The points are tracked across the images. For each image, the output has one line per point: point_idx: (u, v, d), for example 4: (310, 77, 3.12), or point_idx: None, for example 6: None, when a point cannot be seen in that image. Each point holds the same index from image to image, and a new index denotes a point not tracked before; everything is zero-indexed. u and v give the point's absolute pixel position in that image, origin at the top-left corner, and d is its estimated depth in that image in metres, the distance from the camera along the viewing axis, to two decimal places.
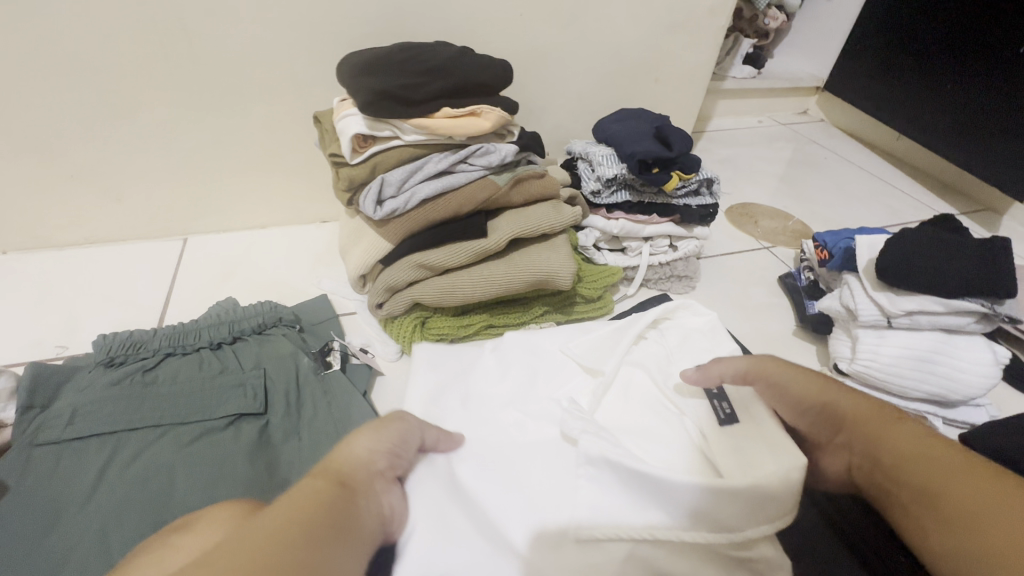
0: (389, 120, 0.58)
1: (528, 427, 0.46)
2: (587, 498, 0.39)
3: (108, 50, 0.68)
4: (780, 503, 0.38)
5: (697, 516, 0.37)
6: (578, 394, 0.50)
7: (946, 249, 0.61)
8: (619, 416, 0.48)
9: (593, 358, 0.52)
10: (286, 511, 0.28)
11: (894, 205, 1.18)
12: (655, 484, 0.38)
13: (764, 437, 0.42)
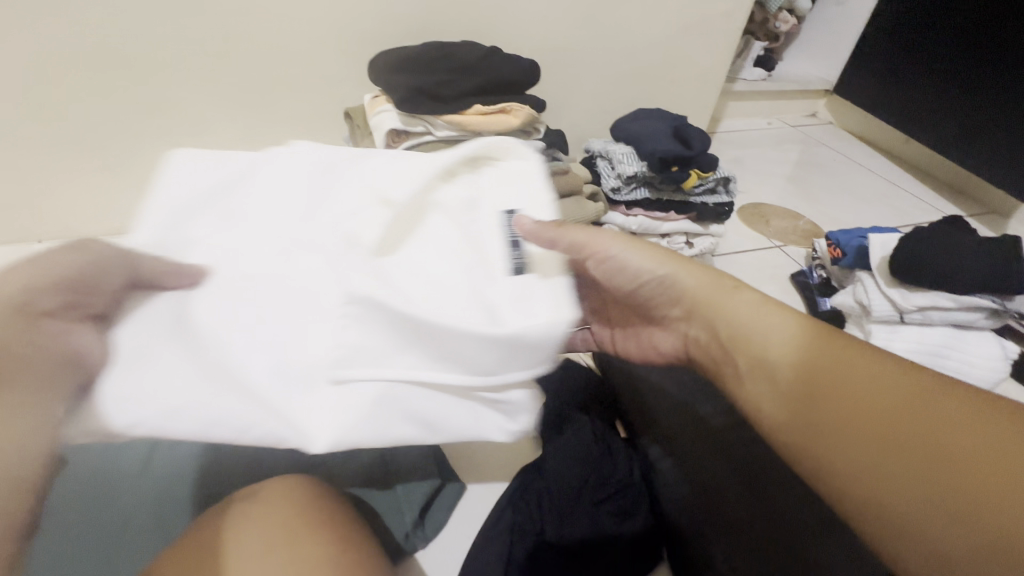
0: (423, 116, 0.60)
1: (291, 265, 0.34)
2: (351, 342, 0.32)
3: (148, 45, 0.70)
4: (543, 354, 0.32)
5: (459, 360, 0.32)
6: (355, 229, 0.35)
7: (958, 247, 0.63)
8: (412, 261, 0.35)
9: (393, 181, 0.37)
10: None
11: (903, 207, 1.20)
12: (423, 329, 0.31)
13: (544, 287, 0.33)
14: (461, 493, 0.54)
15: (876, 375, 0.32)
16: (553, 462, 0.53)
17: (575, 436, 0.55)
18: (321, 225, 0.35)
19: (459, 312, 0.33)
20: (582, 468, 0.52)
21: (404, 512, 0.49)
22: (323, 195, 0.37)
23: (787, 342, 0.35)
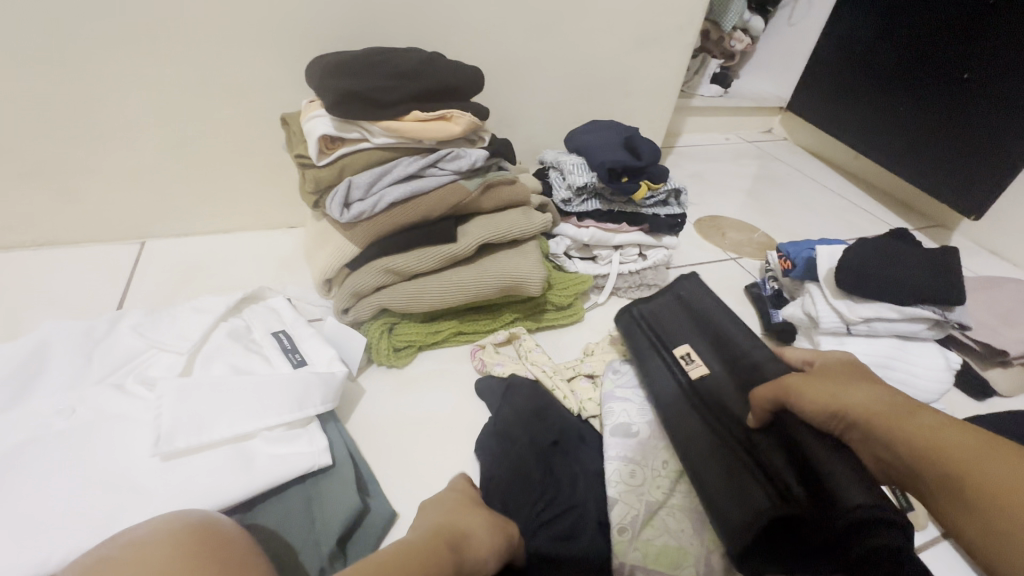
0: (358, 122, 0.57)
1: (134, 388, 0.50)
2: (162, 428, 0.45)
3: (66, 46, 0.65)
4: (302, 419, 0.51)
5: (247, 437, 0.48)
6: (169, 365, 0.53)
7: (902, 258, 0.63)
8: (190, 394, 0.48)
9: (161, 333, 0.56)
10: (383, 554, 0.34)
11: (854, 220, 1.22)
12: (213, 435, 0.47)
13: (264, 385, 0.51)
14: (391, 520, 0.49)
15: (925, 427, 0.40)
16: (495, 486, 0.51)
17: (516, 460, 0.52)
18: (137, 366, 0.53)
19: (238, 420, 0.48)
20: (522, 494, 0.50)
21: (320, 543, 0.45)
22: (161, 321, 0.57)
23: (860, 398, 0.44)
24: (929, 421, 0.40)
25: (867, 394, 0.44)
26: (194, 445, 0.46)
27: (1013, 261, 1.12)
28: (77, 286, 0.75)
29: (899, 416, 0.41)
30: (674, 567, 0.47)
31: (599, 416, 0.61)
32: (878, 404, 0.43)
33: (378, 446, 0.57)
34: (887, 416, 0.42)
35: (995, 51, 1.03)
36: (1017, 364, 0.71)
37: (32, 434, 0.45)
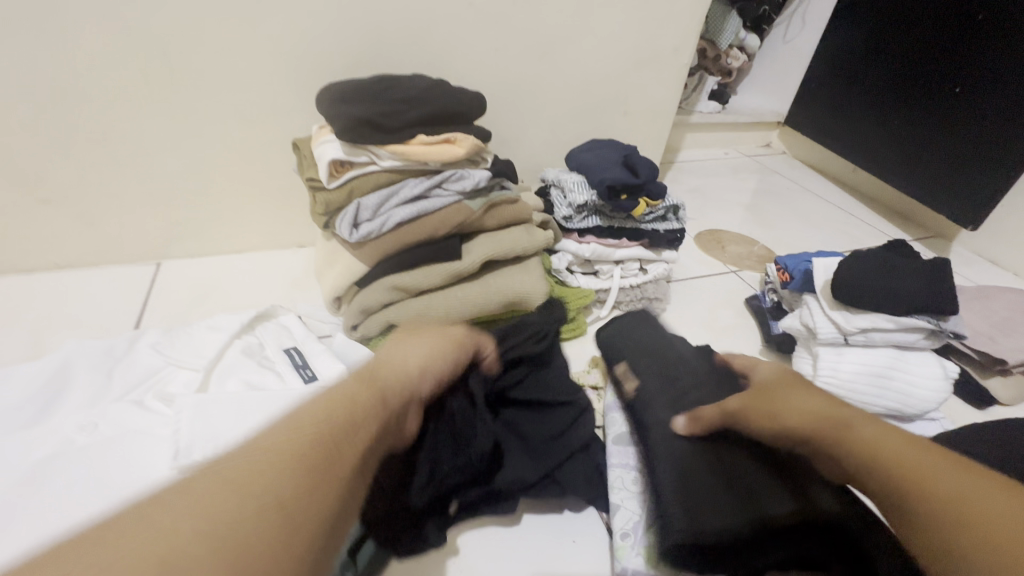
0: (367, 146, 0.60)
1: (152, 403, 0.52)
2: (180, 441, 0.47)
3: (90, 78, 0.69)
4: None
5: None
6: (186, 381, 0.55)
7: (896, 270, 0.65)
8: (206, 409, 0.50)
9: (179, 350, 0.58)
10: (305, 433, 0.33)
11: (853, 232, 1.24)
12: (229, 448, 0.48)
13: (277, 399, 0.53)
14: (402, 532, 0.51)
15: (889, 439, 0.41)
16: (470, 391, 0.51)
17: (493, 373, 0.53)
18: (156, 383, 0.55)
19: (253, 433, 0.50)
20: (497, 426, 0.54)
21: None
22: (178, 339, 0.60)
23: (812, 411, 0.45)
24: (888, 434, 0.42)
25: (810, 403, 0.46)
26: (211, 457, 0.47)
27: (1014, 270, 1.13)
28: (94, 306, 0.78)
29: (840, 429, 0.43)
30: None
31: (604, 426, 0.63)
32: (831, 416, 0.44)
33: None
34: (835, 437, 0.43)
35: (983, 66, 1.06)
36: (1016, 372, 0.72)
37: (56, 448, 0.47)
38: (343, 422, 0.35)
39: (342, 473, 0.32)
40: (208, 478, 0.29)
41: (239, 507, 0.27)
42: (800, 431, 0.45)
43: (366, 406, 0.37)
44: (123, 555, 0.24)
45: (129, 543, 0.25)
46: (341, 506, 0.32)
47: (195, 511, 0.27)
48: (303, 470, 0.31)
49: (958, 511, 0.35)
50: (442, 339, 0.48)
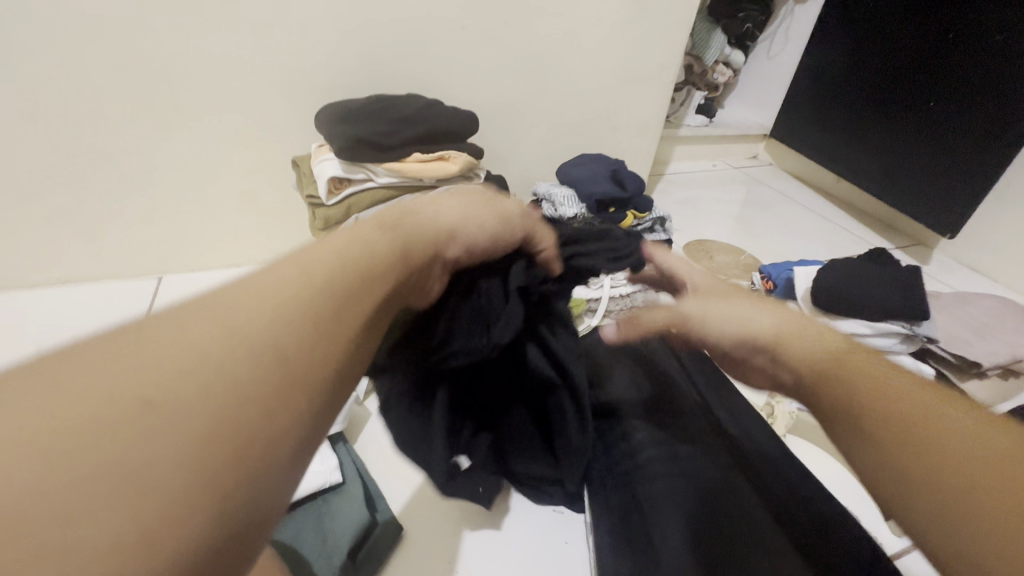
0: (364, 164, 0.63)
1: None
2: None
3: (97, 99, 0.72)
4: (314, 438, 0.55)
5: None
6: None
7: (870, 278, 0.68)
8: None
9: None
10: (316, 278, 0.26)
11: (837, 241, 1.27)
12: None
13: None
14: (400, 536, 0.52)
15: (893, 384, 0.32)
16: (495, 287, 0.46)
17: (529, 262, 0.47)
18: None
19: None
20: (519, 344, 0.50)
21: (331, 553, 0.48)
22: None
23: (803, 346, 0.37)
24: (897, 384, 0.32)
25: (808, 348, 0.36)
26: None
27: (992, 276, 1.16)
28: (97, 320, 0.79)
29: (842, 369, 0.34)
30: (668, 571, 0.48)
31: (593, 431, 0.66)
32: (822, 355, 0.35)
33: (384, 464, 0.61)
34: (800, 341, 0.37)
35: (954, 82, 1.11)
36: (991, 375, 0.76)
37: None
38: (360, 276, 0.28)
39: (350, 330, 0.26)
40: (192, 314, 0.22)
41: (220, 356, 0.21)
42: (745, 335, 0.40)
43: (385, 254, 0.31)
44: (71, 390, 0.18)
45: (87, 380, 0.19)
46: (351, 367, 0.26)
47: (172, 343, 0.21)
48: (305, 320, 0.24)
49: (985, 470, 0.25)
50: (488, 206, 0.41)
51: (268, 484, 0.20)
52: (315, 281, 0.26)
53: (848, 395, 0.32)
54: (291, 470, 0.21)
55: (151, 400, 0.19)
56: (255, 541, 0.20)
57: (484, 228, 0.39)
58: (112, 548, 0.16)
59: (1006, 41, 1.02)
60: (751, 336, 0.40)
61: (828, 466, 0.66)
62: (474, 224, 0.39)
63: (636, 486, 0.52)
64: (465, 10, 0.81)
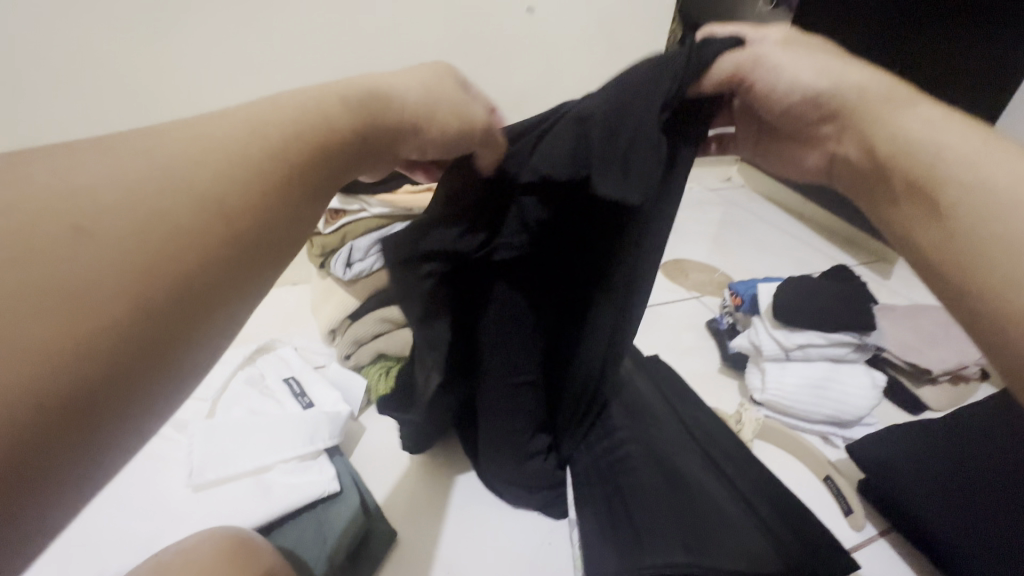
0: (359, 197, 0.70)
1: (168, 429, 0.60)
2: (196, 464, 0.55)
3: None
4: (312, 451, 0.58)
5: (262, 467, 0.56)
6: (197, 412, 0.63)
7: (823, 293, 0.75)
8: (217, 437, 0.57)
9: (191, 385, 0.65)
10: (273, 133, 0.30)
11: (806, 257, 1.34)
12: (236, 468, 0.55)
13: (277, 424, 0.59)
14: (393, 540, 0.57)
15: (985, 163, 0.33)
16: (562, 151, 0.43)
17: (606, 131, 0.41)
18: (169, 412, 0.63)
19: (256, 454, 0.56)
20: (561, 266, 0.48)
21: (332, 555, 0.51)
22: None
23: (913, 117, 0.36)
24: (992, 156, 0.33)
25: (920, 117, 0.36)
26: (221, 477, 0.54)
27: None
28: None
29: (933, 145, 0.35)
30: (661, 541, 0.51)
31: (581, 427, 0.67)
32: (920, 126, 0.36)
33: (381, 475, 0.65)
34: (880, 105, 0.38)
35: None
36: (943, 380, 0.82)
37: None
38: (304, 141, 0.31)
39: (278, 184, 0.29)
40: (125, 147, 0.27)
41: (159, 185, 0.25)
42: (811, 95, 0.40)
43: (340, 122, 0.34)
44: (25, 191, 0.23)
45: (54, 189, 0.24)
46: (280, 216, 0.30)
47: (110, 175, 0.25)
48: (240, 167, 0.28)
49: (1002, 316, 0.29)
50: (450, 100, 0.40)
51: (205, 290, 0.26)
52: (254, 133, 0.30)
53: (902, 142, 0.36)
54: (223, 285, 0.27)
55: (86, 224, 0.23)
56: (193, 336, 0.26)
57: (447, 127, 0.40)
58: (70, 318, 0.22)
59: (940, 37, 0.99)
60: (819, 93, 0.40)
61: (795, 469, 0.71)
62: (430, 114, 0.39)
63: (620, 476, 0.58)
64: None
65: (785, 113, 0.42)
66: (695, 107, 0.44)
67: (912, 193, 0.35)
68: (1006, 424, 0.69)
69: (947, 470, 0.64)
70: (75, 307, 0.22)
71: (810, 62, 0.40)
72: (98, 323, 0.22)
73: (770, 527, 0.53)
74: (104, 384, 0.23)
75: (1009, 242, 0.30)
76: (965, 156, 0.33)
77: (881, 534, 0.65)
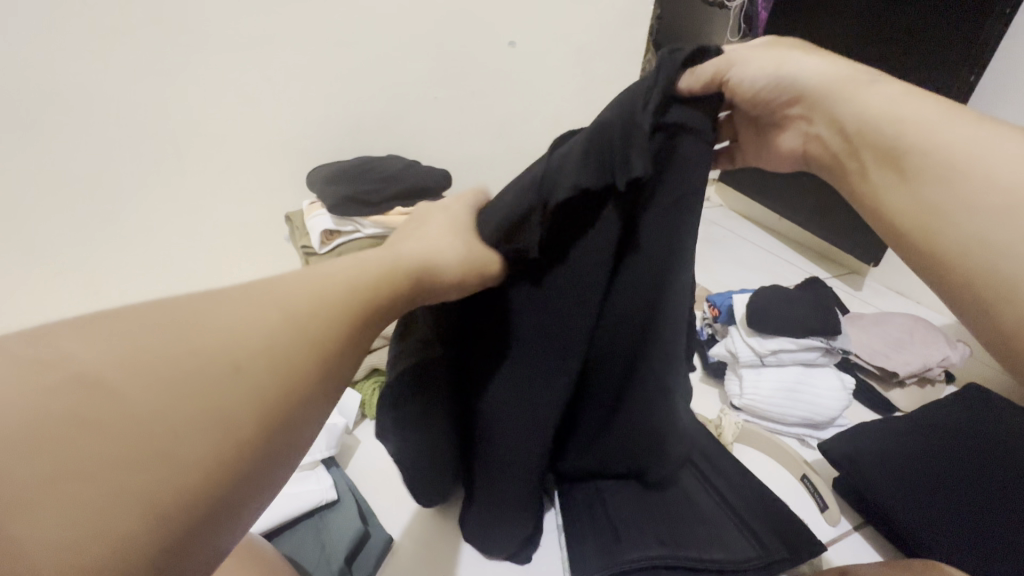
0: (352, 218, 0.73)
1: None
2: None
3: (108, 167, 0.79)
4: (308, 462, 0.61)
5: None
6: None
7: (793, 301, 0.79)
8: None
9: None
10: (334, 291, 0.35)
11: (782, 270, 1.40)
12: None
13: None
14: (388, 544, 0.57)
15: (956, 133, 0.36)
16: (575, 168, 0.40)
17: (625, 137, 0.39)
18: None
19: None
20: (573, 280, 0.45)
21: (330, 560, 0.54)
22: None
23: (867, 99, 0.39)
24: (959, 130, 0.36)
25: (876, 98, 0.39)
26: None
27: (915, 298, 1.25)
28: None
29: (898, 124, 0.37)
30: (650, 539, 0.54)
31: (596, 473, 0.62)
32: (878, 108, 0.39)
33: (376, 487, 0.66)
34: (841, 85, 0.41)
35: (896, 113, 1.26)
36: (909, 382, 0.86)
37: None
38: (363, 293, 0.36)
39: (350, 333, 0.35)
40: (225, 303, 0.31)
41: (265, 339, 0.30)
42: (774, 74, 0.43)
43: (385, 279, 0.38)
44: (152, 352, 0.27)
45: (180, 342, 0.28)
46: (341, 356, 0.34)
47: (219, 331, 0.29)
48: (323, 321, 0.33)
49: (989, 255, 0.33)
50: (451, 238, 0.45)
51: (293, 434, 0.30)
52: (321, 289, 0.34)
53: (870, 114, 0.39)
54: (304, 420, 0.31)
55: (242, 364, 0.28)
56: (275, 471, 0.30)
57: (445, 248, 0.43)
58: (191, 474, 0.26)
59: (911, 22, 0.91)
60: (779, 75, 0.43)
61: (773, 470, 0.75)
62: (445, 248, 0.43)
63: (602, 487, 0.60)
64: (438, 84, 0.90)
65: (753, 101, 0.44)
66: (696, 107, 0.42)
67: (880, 163, 0.39)
68: (965, 422, 0.73)
69: (908, 463, 0.68)
70: (201, 459, 0.26)
71: (776, 59, 0.43)
72: (216, 476, 0.26)
73: (738, 510, 0.58)
74: (209, 524, 0.26)
75: (981, 197, 0.33)
76: (930, 126, 0.36)
77: (857, 529, 0.68)
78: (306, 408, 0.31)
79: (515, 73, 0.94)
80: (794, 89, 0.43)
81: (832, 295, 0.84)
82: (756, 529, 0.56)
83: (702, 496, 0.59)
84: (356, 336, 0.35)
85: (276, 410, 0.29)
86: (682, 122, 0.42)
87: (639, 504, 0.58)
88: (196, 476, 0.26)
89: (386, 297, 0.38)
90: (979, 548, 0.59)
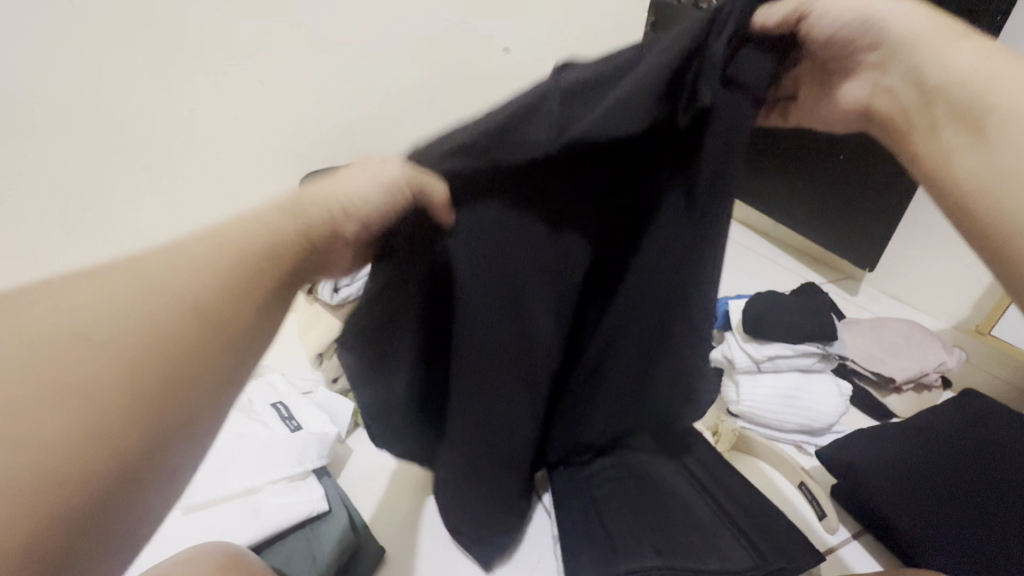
0: None
1: None
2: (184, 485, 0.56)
3: (99, 173, 0.78)
4: (301, 471, 0.60)
5: (249, 489, 0.57)
6: None
7: (789, 307, 0.78)
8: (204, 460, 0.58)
9: None
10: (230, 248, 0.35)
11: (778, 275, 1.39)
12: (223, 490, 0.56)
13: (263, 446, 0.60)
14: (381, 557, 0.58)
15: None
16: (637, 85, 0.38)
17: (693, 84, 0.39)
18: None
19: (243, 475, 0.57)
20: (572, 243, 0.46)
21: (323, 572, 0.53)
22: None
23: (957, 54, 0.37)
24: None
25: (961, 55, 0.37)
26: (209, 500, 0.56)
27: (912, 303, 1.24)
28: None
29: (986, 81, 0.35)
30: (645, 545, 0.53)
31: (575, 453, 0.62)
32: (972, 63, 0.36)
33: (369, 497, 0.66)
34: (930, 35, 0.38)
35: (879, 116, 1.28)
36: (908, 388, 0.86)
37: None
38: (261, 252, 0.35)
39: (249, 289, 0.35)
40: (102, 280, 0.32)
41: (141, 312, 0.31)
42: (861, 16, 0.40)
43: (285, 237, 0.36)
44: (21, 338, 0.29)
45: (46, 328, 0.30)
46: (234, 314, 0.34)
47: (87, 312, 0.30)
48: (207, 281, 0.33)
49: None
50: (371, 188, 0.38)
51: (186, 389, 0.31)
52: (209, 249, 0.34)
53: (954, 69, 0.36)
54: (206, 378, 0.32)
55: (99, 339, 0.30)
56: (176, 429, 0.31)
57: (367, 199, 0.38)
58: (69, 448, 0.28)
59: None
60: (868, 16, 0.40)
61: (770, 477, 0.74)
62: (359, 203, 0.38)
63: (593, 489, 0.60)
64: (432, 90, 0.90)
65: (830, 44, 0.41)
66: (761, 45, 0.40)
67: (956, 117, 0.36)
68: (964, 427, 0.73)
69: (906, 468, 0.68)
70: (76, 433, 0.28)
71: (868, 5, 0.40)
72: (96, 445, 0.28)
73: (731, 515, 0.57)
74: (110, 487, 0.29)
75: None
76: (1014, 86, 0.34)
77: (855, 537, 0.67)
78: (198, 366, 0.32)
79: (509, 78, 0.94)
80: (884, 31, 0.40)
81: (827, 301, 0.84)
82: (754, 537, 0.55)
83: (697, 502, 0.59)
84: (253, 290, 0.35)
85: (153, 375, 0.30)
86: (732, 78, 0.39)
87: (631, 503, 0.58)
88: (77, 449, 0.28)
89: (281, 260, 0.36)
90: (983, 556, 0.58)
